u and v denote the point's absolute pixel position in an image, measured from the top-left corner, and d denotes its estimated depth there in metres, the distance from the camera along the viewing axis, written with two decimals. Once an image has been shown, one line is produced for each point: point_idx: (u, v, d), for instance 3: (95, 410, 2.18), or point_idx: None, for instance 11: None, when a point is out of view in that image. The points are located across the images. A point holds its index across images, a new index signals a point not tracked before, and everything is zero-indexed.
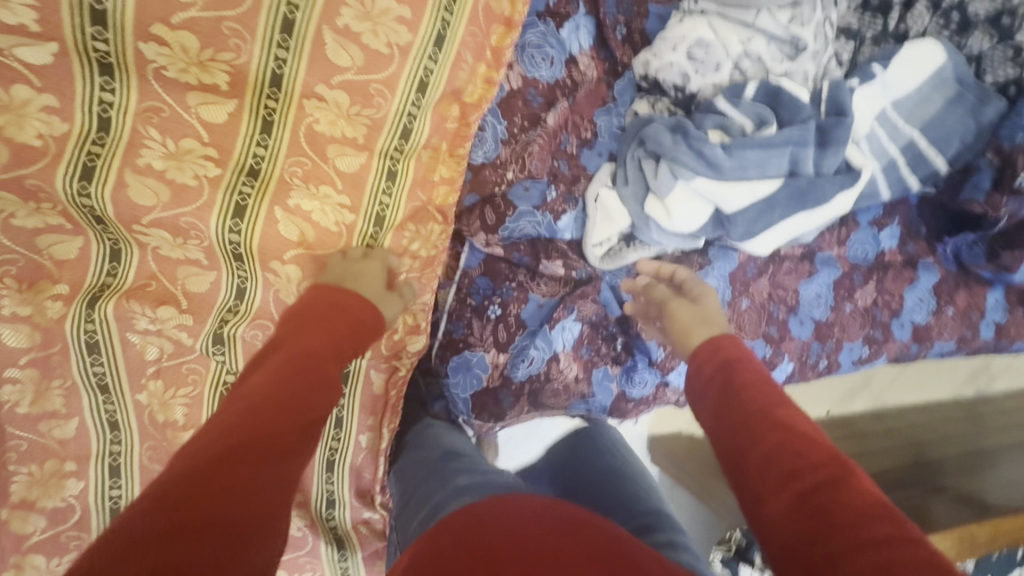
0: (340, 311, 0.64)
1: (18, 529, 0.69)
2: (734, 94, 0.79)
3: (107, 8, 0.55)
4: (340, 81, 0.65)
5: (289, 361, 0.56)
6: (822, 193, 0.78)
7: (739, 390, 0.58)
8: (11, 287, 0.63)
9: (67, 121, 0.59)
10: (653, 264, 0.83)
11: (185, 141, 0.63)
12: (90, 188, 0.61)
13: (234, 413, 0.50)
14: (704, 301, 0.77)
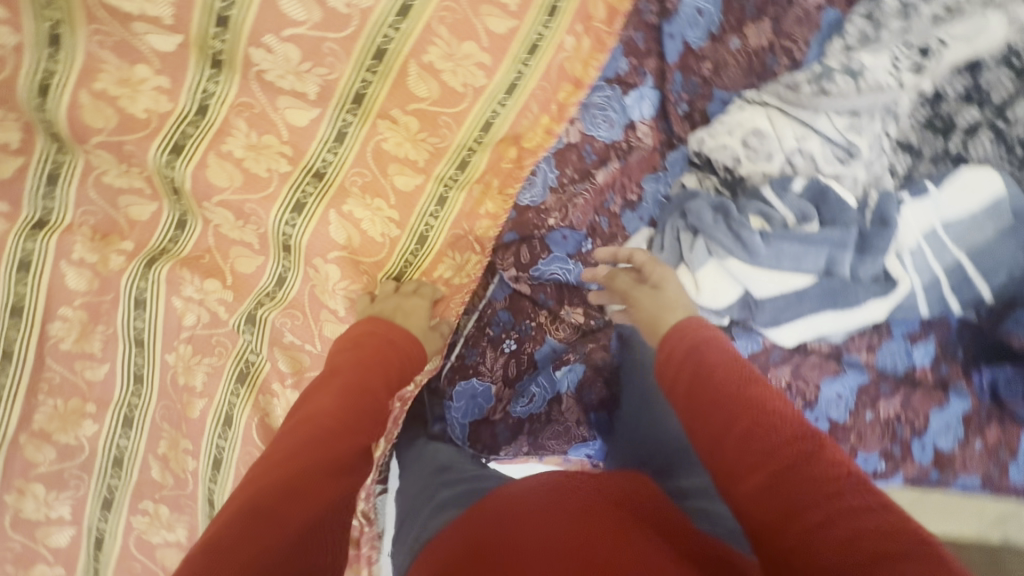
0: (386, 339, 0.67)
1: (30, 455, 0.74)
2: (781, 187, 0.82)
3: (231, 15, 0.63)
4: (414, 109, 0.71)
5: (342, 384, 0.61)
6: (856, 297, 0.80)
7: (706, 376, 0.55)
8: (85, 236, 0.72)
9: (173, 102, 0.66)
10: (609, 251, 0.79)
11: (267, 137, 0.69)
12: (175, 163, 0.68)
13: (294, 432, 0.55)
14: (665, 286, 0.74)
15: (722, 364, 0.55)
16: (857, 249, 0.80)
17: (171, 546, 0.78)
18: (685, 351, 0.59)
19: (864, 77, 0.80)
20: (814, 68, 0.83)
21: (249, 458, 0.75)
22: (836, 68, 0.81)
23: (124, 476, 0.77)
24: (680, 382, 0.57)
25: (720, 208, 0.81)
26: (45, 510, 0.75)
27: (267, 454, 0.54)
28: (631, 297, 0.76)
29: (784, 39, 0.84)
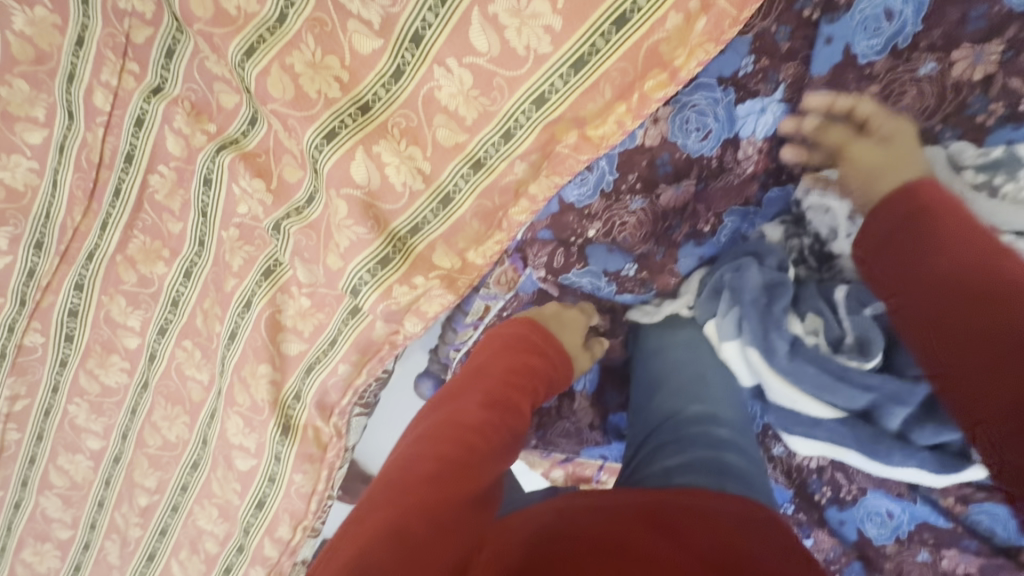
0: (540, 352, 0.72)
1: (121, 273, 0.92)
2: (858, 300, 0.66)
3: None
4: (470, 62, 0.65)
5: (488, 393, 0.64)
6: (888, 456, 0.65)
7: (944, 254, 0.53)
8: (185, 110, 0.82)
9: (259, 5, 0.69)
10: (825, 98, 0.67)
11: (329, 58, 0.69)
12: (246, 63, 0.72)
13: (440, 434, 0.58)
14: (893, 140, 0.65)
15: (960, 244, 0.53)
16: (921, 411, 0.64)
17: (197, 382, 0.95)
18: (909, 215, 0.57)
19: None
20: (994, 149, 0.66)
21: (256, 340, 0.85)
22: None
23: (178, 315, 0.93)
24: (905, 260, 0.57)
25: (769, 287, 0.71)
26: (124, 317, 0.95)
27: (415, 457, 0.56)
28: (845, 153, 0.66)
29: (1015, 76, 0.63)
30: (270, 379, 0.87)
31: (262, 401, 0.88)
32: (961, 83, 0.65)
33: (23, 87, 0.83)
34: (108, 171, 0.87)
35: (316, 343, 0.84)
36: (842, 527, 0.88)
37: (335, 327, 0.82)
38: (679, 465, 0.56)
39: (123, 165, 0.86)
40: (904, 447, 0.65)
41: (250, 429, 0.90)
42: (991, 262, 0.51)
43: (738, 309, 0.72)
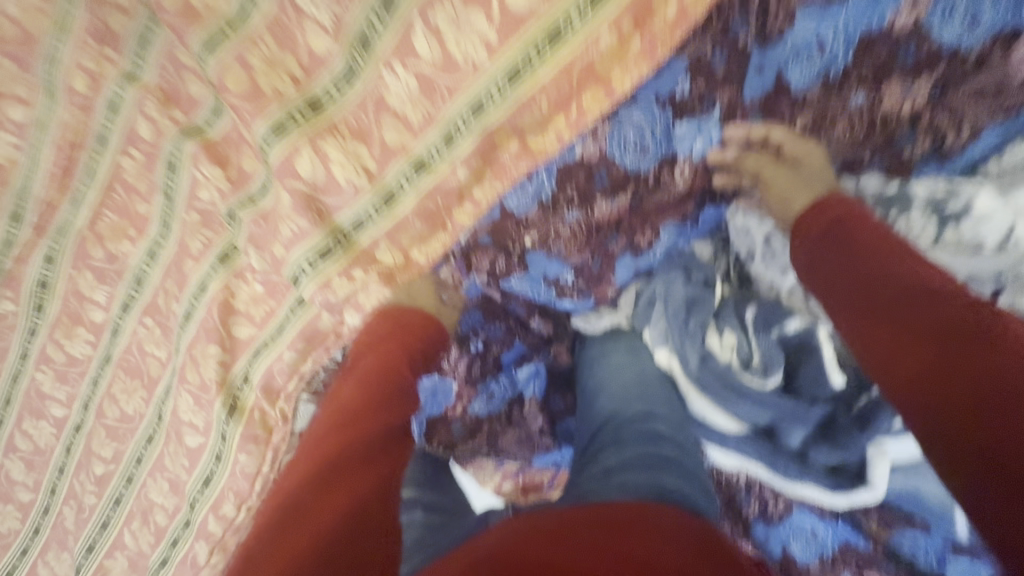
0: (401, 323, 0.76)
1: (89, 248, 0.96)
2: (765, 320, 0.70)
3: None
4: (414, 68, 0.68)
5: (362, 380, 0.69)
6: (786, 471, 0.70)
7: (875, 257, 0.56)
8: (155, 97, 0.85)
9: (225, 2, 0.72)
10: (743, 130, 0.71)
11: (286, 56, 0.72)
12: (207, 56, 0.75)
13: (329, 423, 0.67)
14: (802, 163, 0.68)
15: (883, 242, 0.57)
16: (818, 432, 0.68)
17: (156, 359, 0.98)
18: (832, 220, 0.61)
19: (958, 226, 0.65)
20: (890, 185, 0.68)
21: (208, 321, 0.88)
22: (919, 198, 0.66)
23: (141, 293, 0.96)
24: (843, 263, 0.58)
25: (691, 302, 0.73)
26: (91, 291, 0.99)
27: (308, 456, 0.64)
28: (761, 176, 0.70)
29: (941, 113, 0.66)
30: (220, 360, 0.90)
31: (211, 381, 0.91)
32: (889, 117, 0.67)
33: (8, 67, 0.87)
34: (83, 151, 0.91)
35: (265, 328, 0.87)
36: (768, 545, 0.87)
37: (283, 315, 0.85)
38: (619, 465, 0.57)
39: (96, 146, 0.91)
40: (801, 465, 0.69)
41: (199, 407, 0.93)
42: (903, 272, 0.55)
43: (663, 321, 0.74)
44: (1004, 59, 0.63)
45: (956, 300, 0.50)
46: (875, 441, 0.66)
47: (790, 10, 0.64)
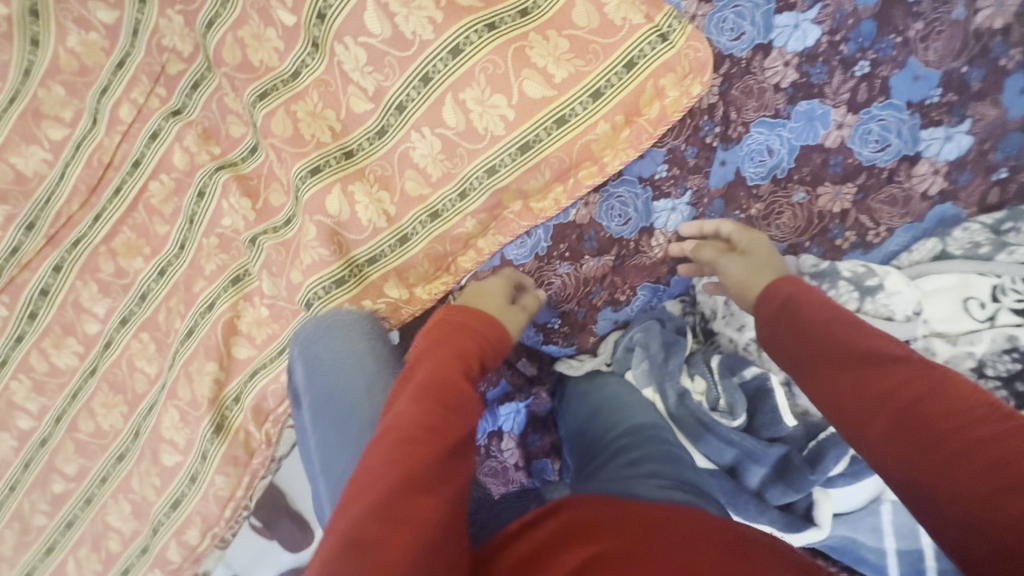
0: (470, 328, 0.69)
1: (99, 262, 1.00)
2: (730, 367, 0.80)
3: (328, 15, 0.79)
4: (440, 132, 0.80)
5: (423, 389, 0.59)
6: (747, 509, 0.76)
7: (824, 324, 0.58)
8: (196, 133, 0.95)
9: (279, 61, 0.84)
10: (695, 227, 0.84)
11: (328, 111, 0.84)
12: (258, 103, 0.86)
13: (384, 442, 0.55)
14: (753, 251, 0.76)
15: (817, 311, 0.60)
16: (773, 472, 0.77)
17: (145, 374, 1.00)
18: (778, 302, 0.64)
19: (874, 299, 0.77)
20: (821, 263, 0.82)
21: (210, 339, 0.93)
22: (844, 275, 0.80)
23: (142, 309, 0.99)
24: (784, 339, 0.61)
25: (667, 347, 0.84)
26: (92, 303, 1.01)
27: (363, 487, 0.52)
28: (718, 266, 0.78)
29: (863, 213, 0.83)
30: (214, 378, 0.93)
31: (202, 397, 0.93)
32: (824, 213, 0.83)
33: (59, 92, 0.95)
34: (115, 172, 0.99)
35: (265, 350, 0.92)
36: None
37: (286, 338, 0.91)
38: (641, 457, 0.67)
39: (129, 169, 0.98)
40: (759, 502, 0.76)
41: (184, 425, 0.95)
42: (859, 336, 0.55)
43: (645, 363, 0.84)
44: (912, 174, 0.81)
45: (889, 359, 0.52)
46: (821, 485, 0.75)
47: (746, 121, 0.80)
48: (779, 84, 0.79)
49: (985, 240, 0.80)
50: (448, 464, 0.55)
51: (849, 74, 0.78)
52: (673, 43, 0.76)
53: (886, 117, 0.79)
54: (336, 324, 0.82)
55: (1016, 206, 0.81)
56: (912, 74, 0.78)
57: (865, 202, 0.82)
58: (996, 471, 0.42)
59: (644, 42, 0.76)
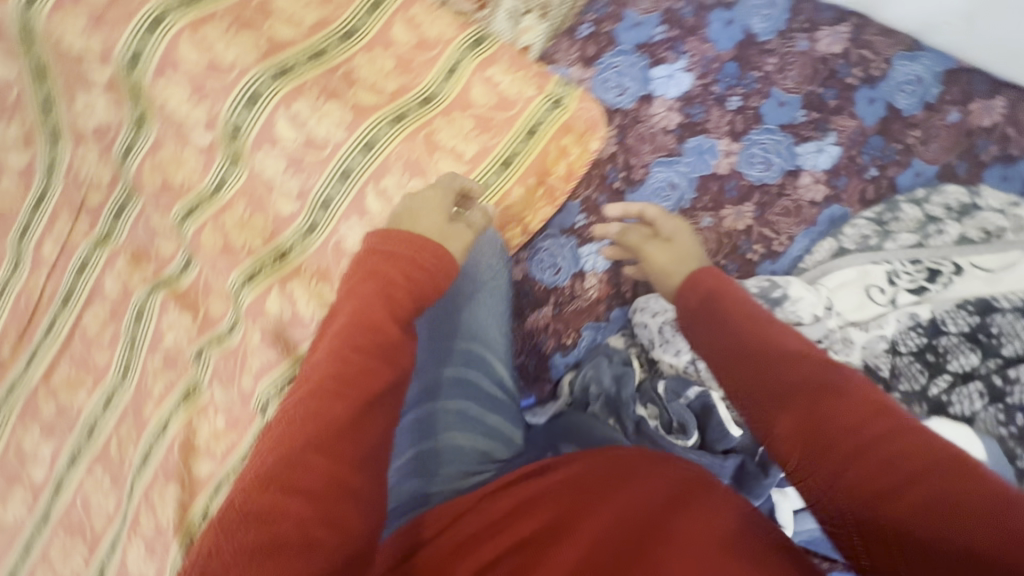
0: (401, 266, 0.66)
1: (40, 403, 0.97)
2: (675, 390, 0.82)
3: (240, 131, 0.83)
4: (367, 221, 0.84)
5: (342, 337, 0.60)
6: None
7: (744, 320, 0.63)
8: (125, 257, 0.94)
9: (201, 178, 0.87)
10: (619, 210, 0.85)
11: (255, 216, 0.87)
12: (186, 221, 0.89)
13: (299, 394, 0.58)
14: (677, 240, 0.81)
15: (742, 309, 0.65)
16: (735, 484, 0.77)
17: (102, 511, 0.95)
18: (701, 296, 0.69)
19: (784, 309, 0.84)
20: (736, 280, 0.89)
21: (167, 462, 0.90)
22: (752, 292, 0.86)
23: (91, 442, 0.96)
24: (714, 338, 0.64)
25: (617, 380, 0.86)
26: (37, 447, 0.97)
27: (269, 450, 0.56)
28: (643, 250, 0.83)
29: (764, 227, 0.91)
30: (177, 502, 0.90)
31: (167, 525, 0.90)
32: (731, 231, 0.91)
33: None
34: (46, 310, 0.97)
35: (226, 464, 0.89)
36: None
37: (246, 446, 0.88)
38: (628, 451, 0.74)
39: (60, 305, 0.97)
40: None
41: (151, 557, 0.90)
42: (773, 333, 0.61)
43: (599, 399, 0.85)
44: (797, 185, 0.90)
45: (807, 356, 0.58)
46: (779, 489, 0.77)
47: (646, 163, 0.88)
48: (667, 126, 0.87)
49: (872, 232, 0.90)
50: (364, 417, 0.58)
51: (725, 109, 0.87)
52: (565, 107, 0.83)
53: (765, 141, 0.89)
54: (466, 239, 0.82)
55: (892, 197, 0.92)
56: (777, 100, 0.88)
57: (763, 216, 0.91)
58: (891, 461, 0.49)
59: (539, 109, 0.83)
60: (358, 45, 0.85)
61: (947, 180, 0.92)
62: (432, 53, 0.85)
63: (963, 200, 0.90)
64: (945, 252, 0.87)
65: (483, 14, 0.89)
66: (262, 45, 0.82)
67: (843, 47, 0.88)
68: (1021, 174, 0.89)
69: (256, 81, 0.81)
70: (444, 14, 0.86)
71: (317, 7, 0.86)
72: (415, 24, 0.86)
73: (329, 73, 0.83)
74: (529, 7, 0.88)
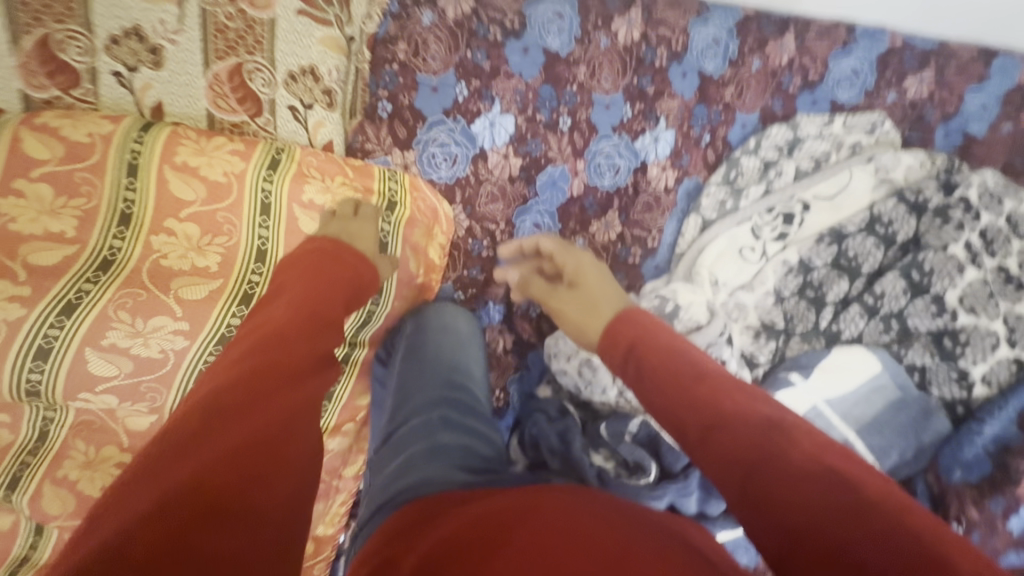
0: (334, 255, 0.64)
1: None
2: (617, 429, 0.83)
3: (40, 387, 0.61)
4: None
5: (303, 296, 0.58)
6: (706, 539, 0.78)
7: (680, 358, 0.62)
8: None
9: (13, 433, 0.61)
10: (513, 247, 0.83)
11: (106, 449, 0.64)
12: (12, 495, 0.61)
13: (255, 334, 0.53)
14: (581, 284, 0.76)
15: (680, 357, 0.62)
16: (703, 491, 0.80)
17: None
18: (623, 349, 0.66)
19: (679, 318, 0.87)
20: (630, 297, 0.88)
21: None
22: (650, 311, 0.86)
23: None
24: (659, 392, 0.60)
25: (563, 435, 0.82)
26: None
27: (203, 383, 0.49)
28: (551, 306, 0.78)
29: (634, 228, 0.91)
30: None
31: None
32: (606, 244, 0.91)
33: None
34: None
35: None
36: None
37: None
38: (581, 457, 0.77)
39: None
40: (708, 523, 0.79)
41: None
42: (710, 377, 0.59)
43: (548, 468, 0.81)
44: (649, 179, 0.90)
45: (756, 410, 0.54)
46: None
47: (507, 217, 0.84)
48: (511, 175, 0.82)
49: (725, 195, 0.94)
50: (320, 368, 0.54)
51: (559, 133, 0.81)
52: (402, 206, 0.76)
53: (605, 147, 0.86)
54: (446, 317, 0.84)
55: (729, 155, 0.94)
56: (601, 105, 0.83)
57: (630, 218, 0.91)
58: (851, 520, 0.44)
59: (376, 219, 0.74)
60: (143, 227, 0.66)
61: (768, 121, 0.95)
62: (231, 201, 0.68)
63: (788, 137, 0.94)
64: (791, 193, 0.92)
65: (260, 122, 0.75)
66: (19, 284, 0.60)
67: (640, 32, 0.82)
68: (826, 94, 0.95)
69: (43, 321, 0.60)
70: (221, 145, 0.69)
71: (65, 204, 0.63)
72: (189, 171, 0.67)
73: (130, 278, 0.65)
74: (312, 98, 0.74)
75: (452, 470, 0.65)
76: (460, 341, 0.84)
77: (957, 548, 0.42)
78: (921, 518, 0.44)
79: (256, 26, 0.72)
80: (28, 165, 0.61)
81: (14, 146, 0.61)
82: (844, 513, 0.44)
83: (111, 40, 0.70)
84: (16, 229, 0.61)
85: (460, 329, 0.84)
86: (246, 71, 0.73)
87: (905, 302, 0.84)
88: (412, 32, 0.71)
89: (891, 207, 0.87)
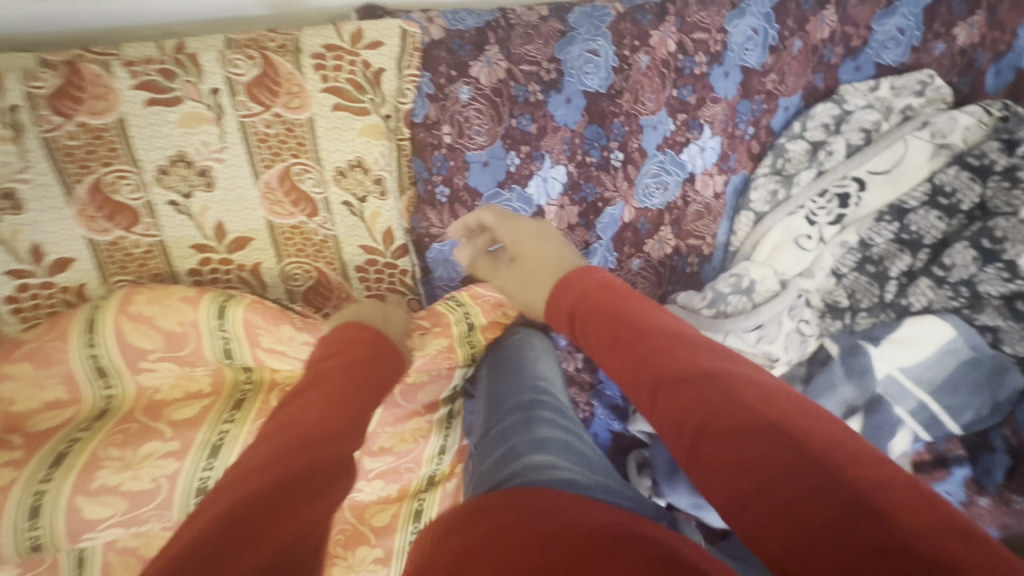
0: (359, 339, 0.70)
1: None
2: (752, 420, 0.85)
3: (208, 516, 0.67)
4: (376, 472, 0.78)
5: (330, 388, 0.64)
6: None
7: (624, 308, 0.56)
8: None
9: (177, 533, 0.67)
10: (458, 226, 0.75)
11: None
12: None
13: (283, 435, 0.57)
14: (523, 254, 0.70)
15: (627, 306, 0.57)
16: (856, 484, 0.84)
17: None
18: (566, 318, 0.62)
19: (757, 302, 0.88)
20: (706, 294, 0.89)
21: None
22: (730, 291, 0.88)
23: None
24: (609, 346, 0.55)
25: None
26: None
27: (248, 463, 0.55)
28: (497, 284, 0.73)
29: (687, 238, 0.91)
30: None
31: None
32: (663, 260, 0.91)
33: None
34: None
35: None
36: None
37: None
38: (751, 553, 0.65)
39: None
40: None
41: None
42: (646, 327, 0.54)
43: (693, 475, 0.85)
44: (698, 187, 0.88)
45: (697, 364, 0.49)
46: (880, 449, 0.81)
47: None
48: (570, 223, 0.82)
49: (775, 184, 0.92)
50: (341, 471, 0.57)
51: (613, 170, 0.81)
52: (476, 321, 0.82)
53: (653, 167, 0.84)
54: (517, 341, 0.82)
55: (774, 143, 0.93)
56: (650, 127, 0.81)
57: (681, 230, 0.90)
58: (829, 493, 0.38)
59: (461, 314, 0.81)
60: (263, 381, 0.76)
61: (811, 98, 0.92)
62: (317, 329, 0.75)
63: (835, 112, 0.91)
64: (844, 171, 0.90)
65: (318, 220, 0.76)
66: (168, 441, 0.68)
67: (677, 41, 0.78)
68: (869, 59, 0.91)
69: (195, 472, 0.67)
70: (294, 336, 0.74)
71: (193, 369, 0.72)
72: (279, 352, 0.74)
73: (262, 408, 0.73)
74: (365, 190, 0.75)
75: (538, 458, 0.57)
76: (534, 350, 0.80)
77: (907, 502, 0.37)
78: (870, 471, 0.38)
79: (296, 129, 0.71)
80: (143, 352, 0.69)
81: (120, 338, 0.68)
82: (784, 466, 0.40)
83: (160, 172, 0.70)
84: (160, 397, 0.71)
85: (536, 346, 0.81)
86: (295, 173, 0.73)
87: (975, 270, 0.84)
88: (453, 111, 0.73)
89: (953, 175, 0.87)
